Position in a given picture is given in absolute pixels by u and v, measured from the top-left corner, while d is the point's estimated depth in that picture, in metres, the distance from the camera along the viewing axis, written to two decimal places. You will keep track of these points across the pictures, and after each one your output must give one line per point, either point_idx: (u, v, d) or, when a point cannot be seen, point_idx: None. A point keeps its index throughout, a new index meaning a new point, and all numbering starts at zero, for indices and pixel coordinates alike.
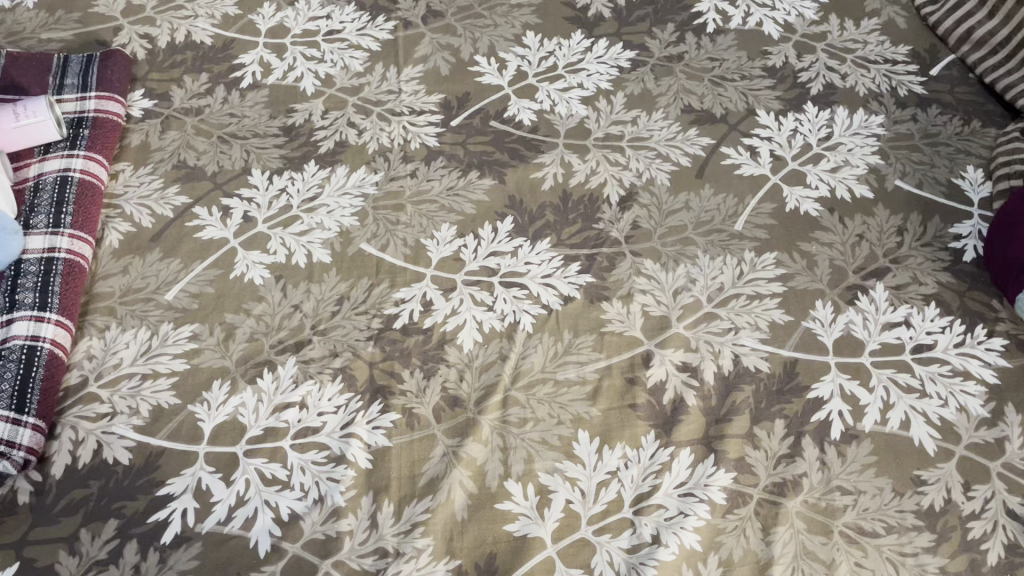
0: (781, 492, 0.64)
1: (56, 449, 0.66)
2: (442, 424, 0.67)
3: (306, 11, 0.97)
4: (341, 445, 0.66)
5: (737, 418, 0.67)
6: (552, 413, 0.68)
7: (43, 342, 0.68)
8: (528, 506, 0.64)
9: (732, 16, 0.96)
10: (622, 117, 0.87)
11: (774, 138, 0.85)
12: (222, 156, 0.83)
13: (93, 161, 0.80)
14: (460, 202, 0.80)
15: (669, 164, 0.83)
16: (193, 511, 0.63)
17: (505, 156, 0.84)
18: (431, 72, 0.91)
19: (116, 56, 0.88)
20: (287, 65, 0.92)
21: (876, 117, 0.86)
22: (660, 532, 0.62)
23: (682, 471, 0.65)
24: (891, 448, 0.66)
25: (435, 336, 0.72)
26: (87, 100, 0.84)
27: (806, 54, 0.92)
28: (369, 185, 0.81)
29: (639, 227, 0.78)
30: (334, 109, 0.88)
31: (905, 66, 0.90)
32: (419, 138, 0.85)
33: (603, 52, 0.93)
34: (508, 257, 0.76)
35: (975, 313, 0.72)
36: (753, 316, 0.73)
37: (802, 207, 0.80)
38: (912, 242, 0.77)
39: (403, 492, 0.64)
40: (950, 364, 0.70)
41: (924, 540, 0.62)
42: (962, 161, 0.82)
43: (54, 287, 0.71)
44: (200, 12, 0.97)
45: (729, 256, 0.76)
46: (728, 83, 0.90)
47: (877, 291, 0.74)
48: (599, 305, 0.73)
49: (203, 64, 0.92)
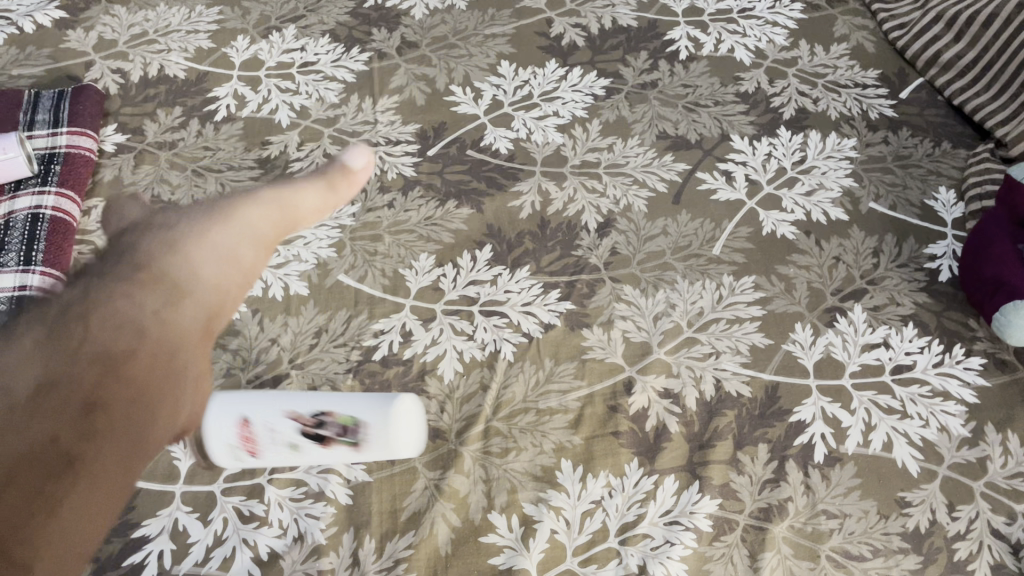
0: (766, 517, 0.64)
1: None
2: (423, 456, 0.66)
3: (280, 44, 0.97)
4: (321, 480, 0.65)
5: (720, 444, 0.67)
6: (535, 443, 0.67)
7: (29, 291, 0.73)
8: (513, 539, 0.63)
9: (704, 43, 0.97)
10: (598, 144, 0.87)
11: (749, 162, 0.86)
12: (196, 190, 0.83)
13: (65, 198, 0.79)
14: (438, 232, 0.80)
15: (646, 191, 0.83)
16: (170, 552, 0.62)
17: (483, 185, 0.83)
18: (407, 103, 0.91)
19: (88, 91, 0.88)
20: (261, 97, 0.91)
21: (849, 140, 0.87)
22: (647, 562, 0.62)
23: (668, 498, 0.64)
24: (875, 470, 0.66)
25: (415, 367, 0.71)
26: (59, 136, 0.84)
27: (778, 79, 0.93)
28: (346, 216, 0.81)
29: (618, 253, 0.78)
30: (310, 141, 0.87)
31: (875, 89, 0.92)
32: (396, 168, 0.85)
33: (577, 79, 0.93)
34: (487, 286, 0.76)
35: (952, 333, 0.73)
36: (733, 340, 0.73)
37: (778, 231, 0.80)
38: (888, 263, 0.78)
39: (385, 528, 0.63)
40: (929, 384, 0.70)
41: (911, 562, 0.62)
42: (934, 182, 0.83)
43: (39, 244, 0.76)
44: (172, 45, 0.96)
45: (708, 280, 0.76)
46: (702, 109, 0.90)
47: (855, 312, 0.74)
48: (580, 332, 0.73)
49: (176, 97, 0.91)
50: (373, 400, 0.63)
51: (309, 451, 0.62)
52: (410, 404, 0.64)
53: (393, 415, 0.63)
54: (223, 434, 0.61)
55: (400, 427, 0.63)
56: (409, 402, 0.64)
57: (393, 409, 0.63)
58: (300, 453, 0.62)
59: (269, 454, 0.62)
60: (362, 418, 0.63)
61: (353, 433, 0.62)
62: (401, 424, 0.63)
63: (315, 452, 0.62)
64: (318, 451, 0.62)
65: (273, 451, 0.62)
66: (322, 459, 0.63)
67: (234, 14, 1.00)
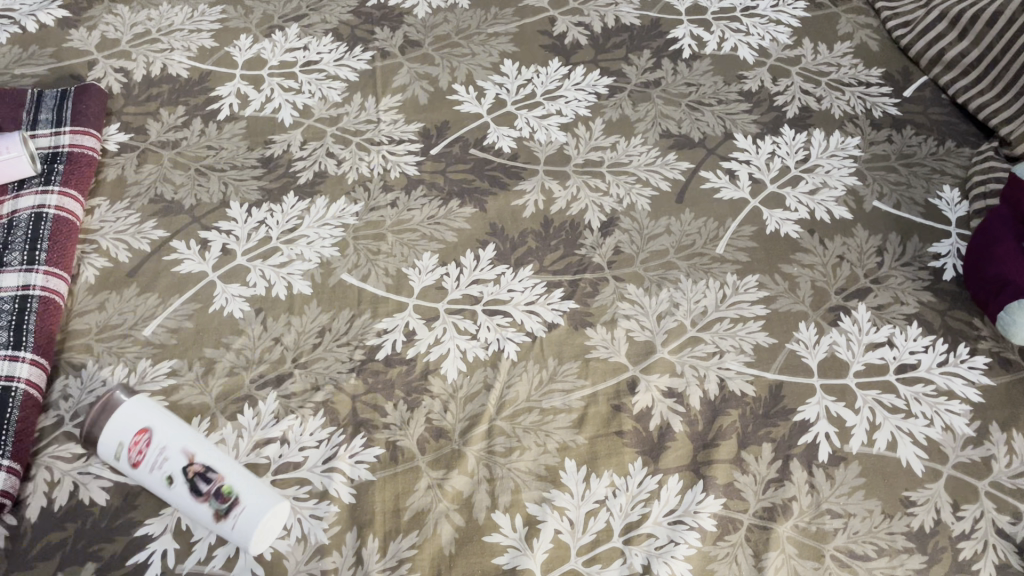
0: (770, 517, 0.64)
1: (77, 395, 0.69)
2: (427, 456, 0.66)
3: (283, 43, 0.97)
4: (324, 480, 0.65)
5: (724, 443, 0.67)
6: (538, 442, 0.67)
7: (34, 290, 0.72)
8: (517, 538, 0.63)
9: (707, 41, 0.97)
10: (601, 143, 0.87)
11: (752, 161, 0.85)
12: (199, 189, 0.83)
13: (68, 198, 0.79)
14: (442, 231, 0.80)
15: (649, 190, 0.83)
16: (173, 552, 0.62)
17: (486, 184, 0.83)
18: (410, 102, 0.91)
19: (91, 90, 0.88)
20: (264, 96, 0.91)
21: (853, 139, 0.87)
22: (651, 562, 0.62)
23: (671, 498, 0.64)
24: (879, 469, 0.66)
25: (419, 366, 0.71)
26: (62, 135, 0.84)
27: (781, 77, 0.93)
28: (349, 215, 0.81)
29: (622, 252, 0.78)
30: (313, 140, 0.87)
31: (879, 88, 0.91)
32: (399, 167, 0.85)
33: (580, 78, 0.93)
34: (490, 285, 0.76)
35: (957, 332, 0.73)
36: (737, 339, 0.72)
37: (782, 229, 0.80)
38: (893, 262, 0.78)
39: (388, 527, 0.63)
40: (934, 383, 0.70)
41: (916, 561, 0.62)
42: (938, 181, 0.83)
43: (43, 243, 0.75)
44: (175, 45, 0.96)
45: (712, 279, 0.76)
46: (705, 107, 0.90)
47: (859, 312, 0.74)
48: (583, 331, 0.73)
49: (179, 96, 0.91)
50: (267, 493, 0.61)
51: (180, 491, 0.61)
52: (280, 513, 0.61)
53: (257, 529, 0.60)
54: (123, 433, 0.63)
55: (261, 533, 0.60)
56: (282, 513, 0.61)
57: (260, 515, 0.60)
58: (174, 488, 0.62)
59: (146, 472, 0.62)
60: (242, 496, 0.61)
61: (230, 504, 0.60)
62: (262, 531, 0.60)
63: (182, 496, 0.61)
64: (188, 498, 0.61)
65: (151, 473, 0.62)
66: (185, 506, 0.61)
67: (236, 13, 1.00)
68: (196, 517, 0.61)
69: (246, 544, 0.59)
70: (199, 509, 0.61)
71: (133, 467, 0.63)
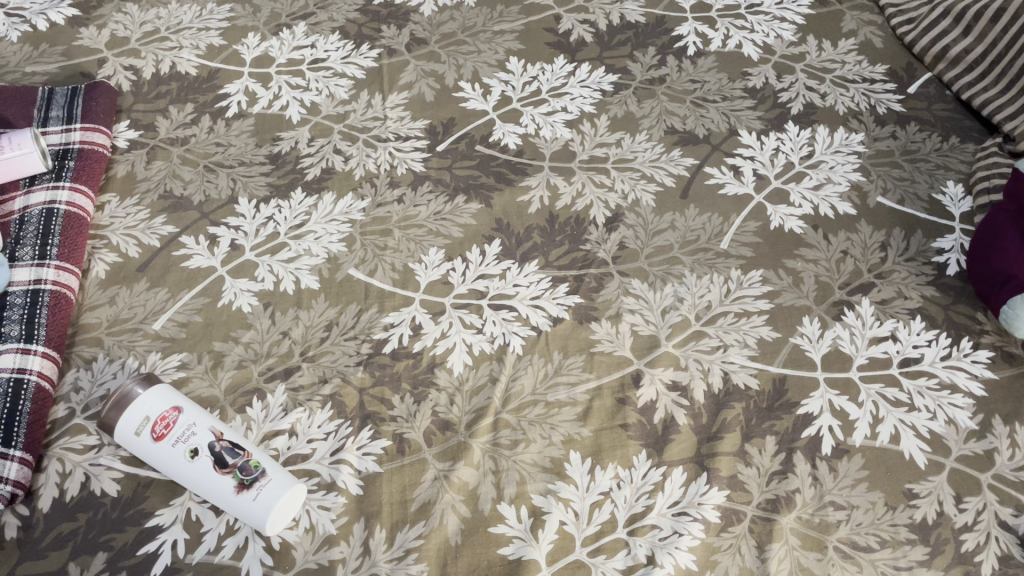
0: (774, 508, 0.64)
1: (89, 390, 0.70)
2: (433, 448, 0.67)
3: (290, 41, 0.98)
4: (331, 471, 0.66)
5: (728, 436, 0.67)
6: (543, 435, 0.67)
7: (46, 284, 0.73)
8: (522, 529, 0.63)
9: (712, 39, 0.97)
10: (606, 139, 0.88)
11: (757, 157, 0.86)
12: (208, 186, 0.84)
13: (79, 193, 0.80)
14: (448, 226, 0.80)
15: (653, 185, 0.84)
16: (183, 542, 0.62)
17: (491, 180, 0.84)
18: (416, 99, 0.92)
19: (101, 88, 0.88)
20: (272, 94, 0.92)
21: (857, 135, 0.87)
22: (655, 553, 0.62)
23: (675, 490, 0.65)
24: (882, 462, 0.66)
25: (425, 359, 0.72)
26: (73, 132, 0.84)
27: (785, 74, 0.93)
28: (356, 211, 0.81)
29: (626, 247, 0.79)
30: (320, 136, 0.88)
31: (883, 84, 0.92)
32: (405, 163, 0.86)
33: (585, 75, 0.94)
34: (496, 280, 0.77)
35: (960, 327, 0.73)
36: (741, 333, 0.73)
37: (786, 225, 0.80)
38: (896, 257, 0.78)
39: (395, 518, 0.64)
40: (937, 377, 0.70)
41: (919, 553, 0.62)
42: (941, 177, 0.84)
43: (54, 239, 0.76)
44: (184, 43, 0.97)
45: (716, 274, 0.77)
46: (710, 104, 0.91)
47: (863, 306, 0.75)
48: (588, 326, 0.74)
49: (187, 94, 0.92)
50: (287, 475, 0.63)
51: (204, 464, 0.62)
52: (296, 497, 0.63)
53: (278, 504, 0.61)
54: (152, 407, 0.63)
55: (277, 513, 0.62)
56: (298, 495, 0.63)
57: (281, 493, 0.61)
58: (196, 462, 0.62)
59: (170, 446, 0.63)
60: (269, 471, 0.62)
61: (257, 476, 0.62)
62: (280, 511, 0.62)
63: (206, 470, 0.62)
64: (210, 473, 0.62)
65: (174, 447, 0.63)
66: (205, 481, 0.62)
67: (244, 11, 1.01)
68: (214, 492, 0.62)
69: (270, 513, 0.61)
70: (221, 482, 0.62)
71: (155, 440, 0.63)
